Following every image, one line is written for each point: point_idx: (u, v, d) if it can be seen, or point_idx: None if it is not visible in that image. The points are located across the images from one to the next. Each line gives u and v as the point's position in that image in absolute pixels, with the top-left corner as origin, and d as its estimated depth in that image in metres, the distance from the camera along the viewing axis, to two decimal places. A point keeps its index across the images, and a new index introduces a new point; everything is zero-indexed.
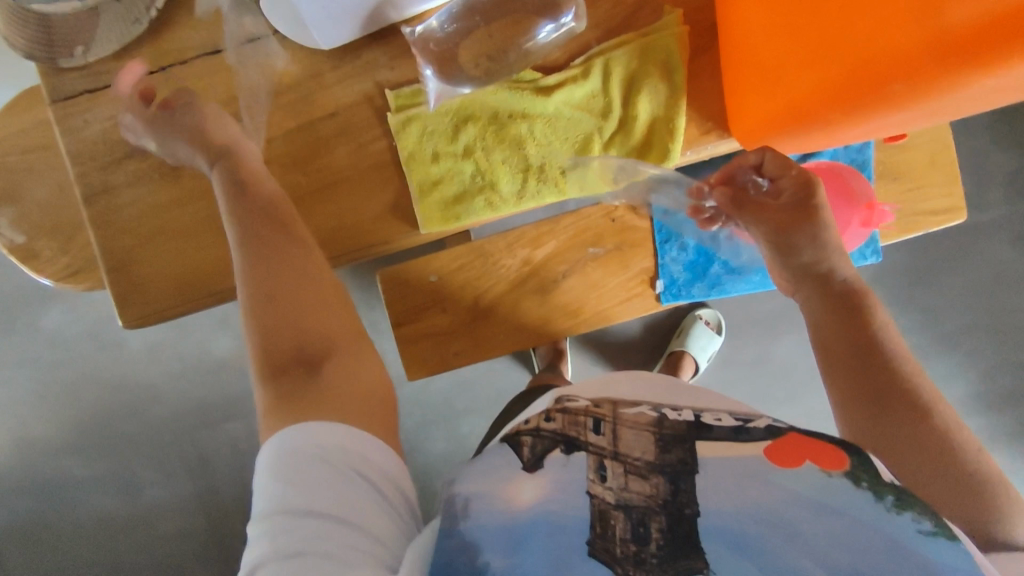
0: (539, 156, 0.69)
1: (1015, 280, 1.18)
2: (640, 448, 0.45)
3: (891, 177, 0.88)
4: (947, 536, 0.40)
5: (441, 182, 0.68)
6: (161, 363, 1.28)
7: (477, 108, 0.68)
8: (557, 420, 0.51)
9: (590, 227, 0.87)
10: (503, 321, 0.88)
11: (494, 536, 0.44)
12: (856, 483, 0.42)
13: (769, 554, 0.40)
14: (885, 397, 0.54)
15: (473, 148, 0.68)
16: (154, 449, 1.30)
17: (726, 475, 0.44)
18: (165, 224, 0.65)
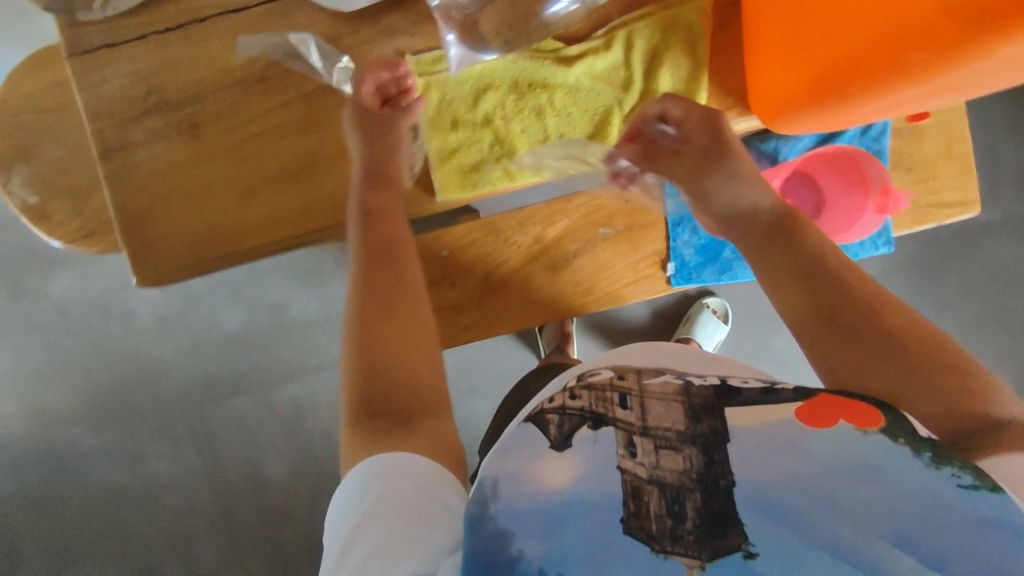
0: (558, 127, 0.71)
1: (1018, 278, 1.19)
2: (670, 420, 0.44)
3: (906, 167, 0.87)
4: (990, 487, 0.38)
5: (459, 149, 0.70)
6: (169, 333, 1.29)
7: (497, 76, 0.69)
8: (584, 397, 0.48)
9: (601, 207, 0.87)
10: (513, 297, 0.88)
11: (528, 521, 0.41)
12: (894, 440, 0.41)
13: (809, 525, 0.38)
14: (845, 313, 0.53)
15: (493, 116, 0.70)
16: (160, 419, 1.31)
17: (759, 442, 0.42)
18: (182, 184, 0.65)
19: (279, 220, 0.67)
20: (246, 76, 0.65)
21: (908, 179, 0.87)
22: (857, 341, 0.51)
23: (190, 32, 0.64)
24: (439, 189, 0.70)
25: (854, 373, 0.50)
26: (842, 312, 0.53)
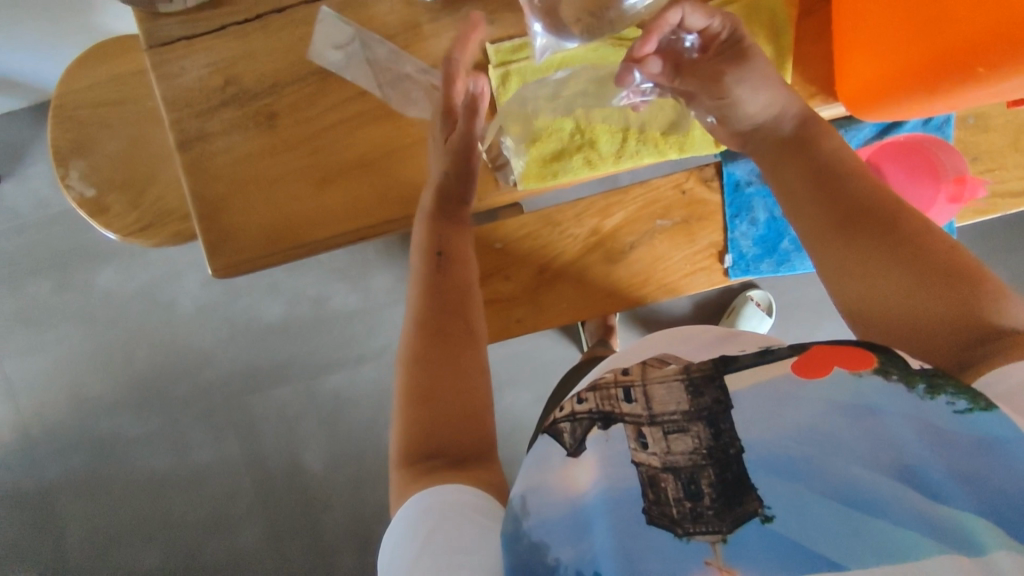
0: (638, 117, 0.71)
1: None
2: (674, 401, 0.43)
3: (970, 157, 0.85)
4: (984, 408, 0.38)
5: (539, 139, 0.70)
6: (212, 324, 1.31)
7: (577, 65, 0.68)
8: (591, 399, 0.48)
9: (659, 198, 0.86)
10: (567, 290, 0.88)
11: (558, 528, 0.43)
12: (887, 377, 0.41)
13: (816, 471, 0.39)
14: (857, 216, 0.53)
15: (575, 106, 0.70)
16: (203, 408, 1.33)
17: (761, 404, 0.42)
18: (258, 173, 0.65)
19: (361, 206, 0.67)
20: (323, 68, 0.65)
21: (973, 169, 0.86)
22: (868, 251, 0.52)
23: (268, 23, 0.65)
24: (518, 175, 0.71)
25: (857, 294, 0.52)
26: (852, 224, 0.53)
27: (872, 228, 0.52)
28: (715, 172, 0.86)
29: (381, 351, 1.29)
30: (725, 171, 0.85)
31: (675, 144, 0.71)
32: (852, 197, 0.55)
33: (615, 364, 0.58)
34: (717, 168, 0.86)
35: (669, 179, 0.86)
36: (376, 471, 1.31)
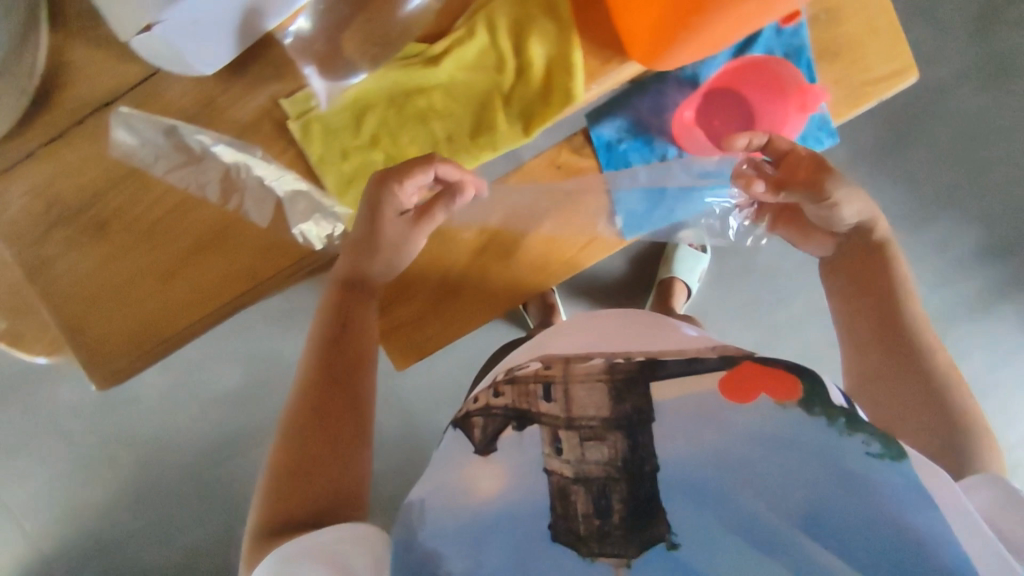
0: (443, 129, 0.70)
1: (984, 129, 1.19)
2: (595, 406, 0.50)
3: (831, 56, 0.83)
4: (894, 455, 0.45)
5: (355, 178, 0.70)
6: (177, 407, 1.35)
7: (372, 96, 0.69)
8: (507, 395, 0.55)
9: (534, 181, 0.88)
10: (471, 294, 0.92)
11: (450, 538, 0.47)
12: (810, 411, 0.47)
13: (725, 499, 0.47)
14: (899, 342, 0.66)
15: (379, 134, 0.70)
16: (194, 488, 1.37)
17: (680, 417, 0.50)
18: (106, 284, 0.67)
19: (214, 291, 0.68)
20: (133, 167, 0.67)
21: (837, 67, 0.83)
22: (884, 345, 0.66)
23: (71, 137, 0.66)
24: (341, 218, 0.70)
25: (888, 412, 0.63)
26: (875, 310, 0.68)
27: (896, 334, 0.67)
28: (584, 139, 0.87)
29: None
30: (593, 136, 0.87)
31: (486, 145, 0.70)
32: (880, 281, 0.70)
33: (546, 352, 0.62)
34: (585, 135, 0.87)
35: (543, 157, 0.87)
36: None
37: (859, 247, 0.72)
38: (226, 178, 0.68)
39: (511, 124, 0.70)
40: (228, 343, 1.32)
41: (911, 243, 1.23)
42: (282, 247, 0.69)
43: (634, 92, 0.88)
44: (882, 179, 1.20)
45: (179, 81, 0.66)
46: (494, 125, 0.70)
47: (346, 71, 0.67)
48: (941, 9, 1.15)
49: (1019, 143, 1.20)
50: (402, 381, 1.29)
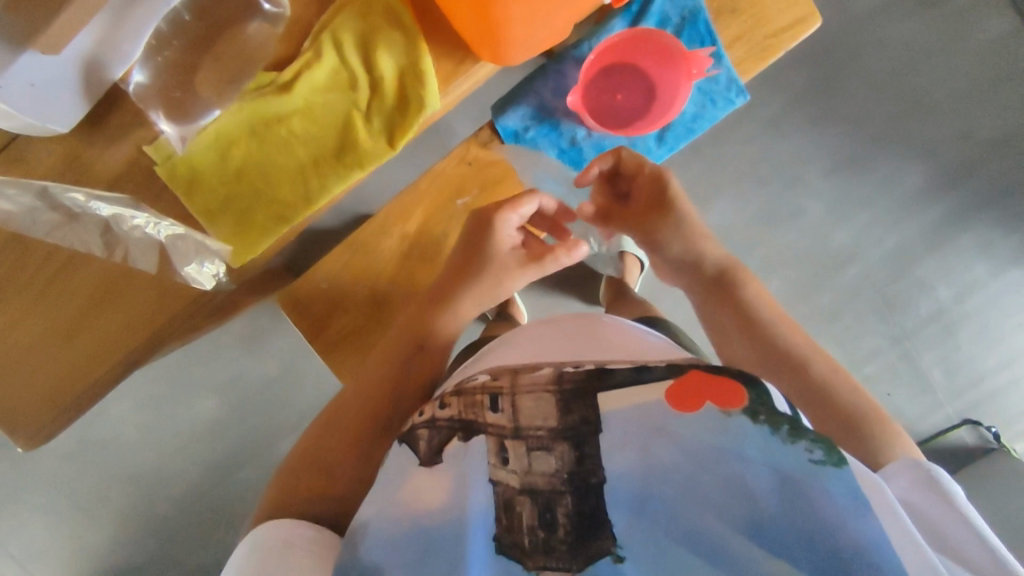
0: (309, 153, 0.70)
1: (919, 57, 1.16)
2: (542, 416, 0.49)
3: (729, 12, 0.80)
4: (836, 464, 0.43)
5: (230, 215, 0.70)
6: (162, 441, 1.39)
7: (232, 131, 0.68)
8: (453, 406, 0.53)
9: (448, 180, 0.87)
10: (404, 301, 0.92)
11: (391, 551, 0.46)
12: (754, 418, 0.45)
13: (668, 512, 0.45)
14: (773, 354, 0.68)
15: (247, 169, 0.69)
16: (190, 514, 1.41)
17: (626, 424, 0.48)
18: (15, 354, 0.71)
19: (128, 336, 0.71)
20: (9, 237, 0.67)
21: (737, 23, 0.80)
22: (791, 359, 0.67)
23: None
24: (221, 253, 0.69)
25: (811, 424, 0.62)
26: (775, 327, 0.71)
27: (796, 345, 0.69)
28: (490, 132, 0.86)
29: (318, 401, 1.36)
30: (498, 127, 0.86)
31: (353, 163, 0.70)
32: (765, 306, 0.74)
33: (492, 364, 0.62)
34: (491, 127, 0.86)
35: (451, 158, 0.86)
36: None
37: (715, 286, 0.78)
38: (107, 232, 0.67)
39: (376, 139, 0.70)
40: (196, 372, 1.35)
41: (855, 183, 1.21)
42: (181, 291, 0.71)
43: (535, 78, 0.87)
44: (820, 125, 1.18)
45: (40, 143, 0.65)
46: (357, 142, 0.70)
47: (198, 112, 0.66)
48: None
49: (957, 63, 1.16)
50: None
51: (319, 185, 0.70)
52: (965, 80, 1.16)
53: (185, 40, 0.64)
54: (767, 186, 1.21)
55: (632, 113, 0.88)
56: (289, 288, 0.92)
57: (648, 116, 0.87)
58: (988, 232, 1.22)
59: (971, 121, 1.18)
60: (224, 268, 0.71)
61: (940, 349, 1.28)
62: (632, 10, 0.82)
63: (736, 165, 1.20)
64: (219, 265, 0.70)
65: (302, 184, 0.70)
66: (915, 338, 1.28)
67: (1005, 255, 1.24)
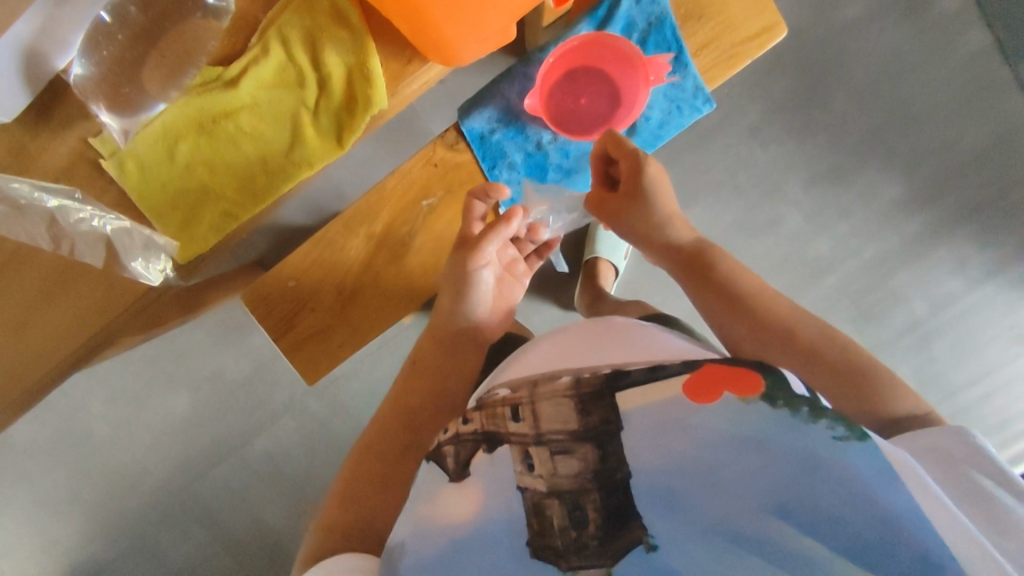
0: (257, 149, 0.71)
1: (903, 68, 1.15)
2: (562, 420, 0.48)
3: (695, 19, 0.80)
4: (857, 437, 0.44)
5: (178, 208, 0.71)
6: (135, 434, 1.38)
7: (179, 125, 0.69)
8: (476, 420, 0.53)
9: (415, 181, 0.86)
10: (369, 301, 0.91)
11: (426, 558, 0.47)
12: (772, 403, 0.45)
13: (694, 501, 0.44)
14: (766, 328, 0.66)
15: (194, 164, 0.70)
16: (160, 514, 1.39)
17: (649, 423, 0.47)
18: None
19: (66, 334, 0.70)
20: None
21: (704, 29, 0.80)
22: (779, 343, 0.65)
23: None
24: (168, 248, 0.72)
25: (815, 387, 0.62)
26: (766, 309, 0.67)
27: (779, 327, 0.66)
28: (456, 134, 0.86)
29: (292, 400, 1.35)
30: (464, 129, 0.86)
31: (302, 161, 0.72)
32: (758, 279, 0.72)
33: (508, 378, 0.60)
34: (457, 129, 0.86)
35: (418, 158, 0.86)
36: None
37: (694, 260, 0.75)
38: (53, 225, 0.66)
39: (323, 137, 0.72)
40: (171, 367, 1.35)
41: (835, 193, 1.20)
42: (124, 287, 0.69)
43: (502, 81, 0.87)
44: (800, 133, 1.17)
45: None
46: (304, 139, 0.71)
47: (144, 106, 0.68)
48: None
49: (937, 76, 1.15)
50: (345, 386, 1.34)
51: (267, 181, 0.72)
52: (944, 93, 1.15)
53: (129, 35, 0.66)
54: (747, 194, 1.20)
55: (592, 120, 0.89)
56: (253, 283, 0.91)
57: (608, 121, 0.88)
58: (967, 244, 1.22)
59: (950, 134, 1.17)
60: (171, 265, 0.73)
61: (916, 361, 1.28)
62: (599, 14, 0.82)
63: (713, 172, 1.19)
64: (167, 263, 0.72)
65: (250, 182, 0.72)
66: (891, 350, 1.27)
67: (982, 268, 1.23)
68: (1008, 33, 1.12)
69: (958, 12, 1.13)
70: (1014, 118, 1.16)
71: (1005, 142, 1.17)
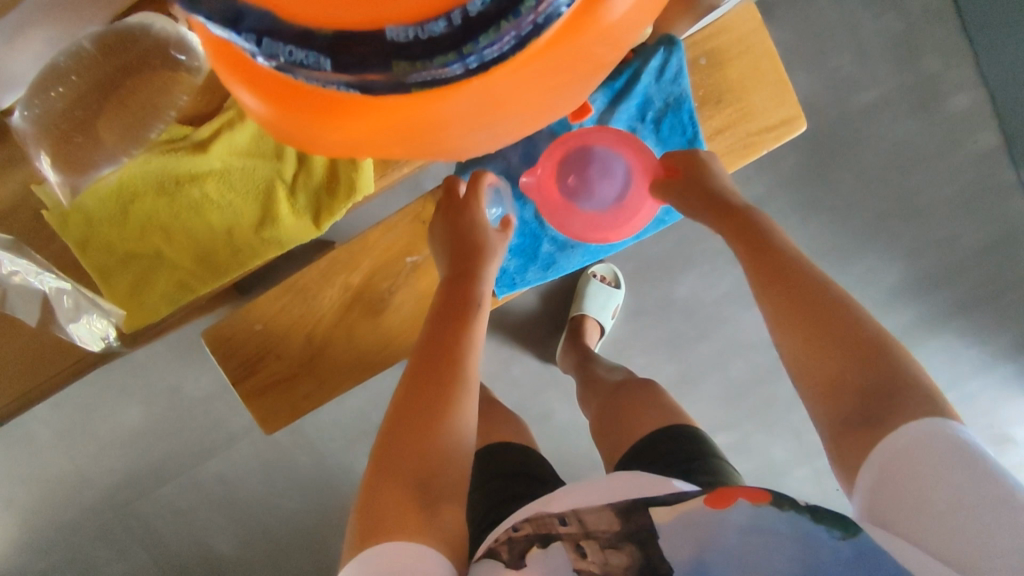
0: (221, 218, 0.68)
1: (916, 156, 1.12)
2: (606, 522, 0.47)
3: (714, 102, 0.77)
4: (855, 533, 0.42)
5: (128, 269, 0.68)
6: (75, 446, 1.24)
7: (137, 184, 0.65)
8: (525, 527, 0.50)
9: (401, 236, 0.82)
10: (340, 353, 0.86)
11: None
12: (782, 506, 0.44)
13: None
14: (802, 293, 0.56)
15: (150, 226, 0.67)
16: (96, 528, 1.30)
17: (687, 531, 0.45)
18: None
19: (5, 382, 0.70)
20: None
21: (721, 114, 0.78)
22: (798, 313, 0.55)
23: None
24: (113, 314, 0.69)
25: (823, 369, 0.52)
26: (816, 326, 0.53)
27: (818, 324, 0.53)
28: None
29: (251, 425, 1.25)
30: None
31: (271, 239, 0.69)
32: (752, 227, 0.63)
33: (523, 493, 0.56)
34: None
35: (405, 214, 0.82)
36: (284, 540, 1.31)
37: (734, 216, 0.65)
38: None
39: (299, 215, 0.69)
40: (125, 377, 1.20)
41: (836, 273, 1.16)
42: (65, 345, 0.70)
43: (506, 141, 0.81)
44: (810, 207, 1.13)
45: None
46: (277, 216, 0.68)
47: (95, 163, 0.61)
48: (861, 28, 1.07)
49: (948, 170, 1.12)
50: (310, 419, 1.24)
51: (230, 256, 0.69)
52: (951, 190, 1.13)
53: (86, 80, 0.59)
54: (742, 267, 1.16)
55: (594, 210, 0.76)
56: (216, 323, 0.84)
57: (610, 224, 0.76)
58: (960, 338, 1.20)
59: (953, 230, 1.15)
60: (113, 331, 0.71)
61: None
62: (615, 86, 0.76)
63: (713, 241, 1.14)
64: (109, 326, 0.70)
65: (211, 254, 0.69)
66: None
67: (970, 364, 1.21)
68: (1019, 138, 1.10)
69: (974, 109, 1.10)
70: (1017, 222, 1.14)
71: (1006, 244, 1.15)
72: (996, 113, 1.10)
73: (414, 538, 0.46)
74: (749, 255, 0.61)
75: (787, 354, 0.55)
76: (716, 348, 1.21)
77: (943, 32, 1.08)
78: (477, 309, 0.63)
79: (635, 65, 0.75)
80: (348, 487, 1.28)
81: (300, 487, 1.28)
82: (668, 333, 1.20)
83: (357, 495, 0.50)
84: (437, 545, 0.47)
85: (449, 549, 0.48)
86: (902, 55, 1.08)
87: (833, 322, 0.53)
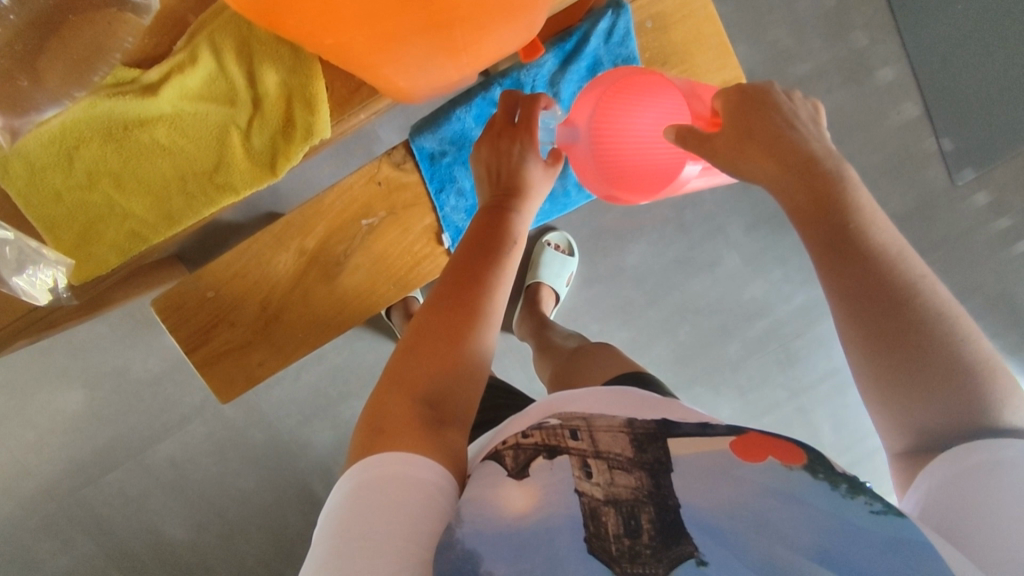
0: (172, 162, 0.69)
1: (847, 126, 1.19)
2: (619, 446, 0.46)
3: (660, 64, 0.81)
4: (898, 513, 0.41)
5: (77, 215, 0.69)
6: (13, 432, 1.18)
7: (85, 129, 0.65)
8: (535, 433, 0.48)
9: (356, 198, 0.82)
10: (296, 320, 0.85)
11: (495, 542, 0.42)
12: (813, 475, 0.44)
13: (746, 549, 0.40)
14: (876, 292, 0.52)
15: (98, 173, 0.68)
16: (37, 522, 1.22)
17: (699, 468, 0.44)
18: None
19: None
20: None
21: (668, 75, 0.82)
22: (867, 317, 0.52)
23: None
24: (61, 264, 0.69)
25: (894, 366, 0.50)
26: (898, 350, 0.50)
27: (889, 320, 0.51)
28: (405, 152, 0.82)
29: (204, 405, 1.22)
30: (413, 147, 0.82)
31: (225, 185, 0.70)
32: (837, 221, 0.55)
33: (524, 414, 0.55)
34: (406, 147, 0.82)
35: (360, 175, 0.81)
36: (241, 522, 1.28)
37: (819, 184, 0.57)
38: None
39: (255, 161, 0.70)
40: (70, 357, 1.15)
41: (776, 240, 1.22)
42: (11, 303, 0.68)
43: (460, 101, 0.82)
44: None
45: None
46: (234, 161, 0.69)
47: (36, 104, 0.60)
48: (798, 4, 1.12)
49: (873, 140, 1.20)
50: (265, 397, 1.22)
51: (184, 201, 0.71)
52: (877, 158, 1.21)
53: (26, 19, 0.55)
54: (687, 235, 1.21)
55: (624, 149, 0.70)
56: (164, 291, 0.82)
57: (639, 173, 0.71)
58: None
59: (879, 197, 1.23)
60: (62, 281, 0.70)
61: (831, 406, 1.33)
62: (565, 48, 0.79)
63: (660, 209, 1.19)
64: (57, 277, 0.70)
65: (165, 200, 0.70)
66: (810, 395, 1.32)
67: None
68: (937, 110, 1.18)
69: (898, 83, 1.17)
70: (934, 189, 1.23)
71: (926, 209, 1.24)
72: (915, 86, 1.18)
73: (415, 450, 0.47)
74: (824, 254, 0.55)
75: (861, 376, 0.53)
76: (665, 313, 1.25)
77: (871, 8, 1.14)
78: (512, 245, 0.65)
79: (585, 27, 0.77)
80: (305, 464, 1.26)
81: (257, 467, 1.25)
82: (620, 300, 1.24)
83: (367, 401, 0.53)
84: (440, 460, 0.48)
85: (451, 463, 0.49)
86: (833, 29, 1.14)
87: (921, 353, 0.50)
